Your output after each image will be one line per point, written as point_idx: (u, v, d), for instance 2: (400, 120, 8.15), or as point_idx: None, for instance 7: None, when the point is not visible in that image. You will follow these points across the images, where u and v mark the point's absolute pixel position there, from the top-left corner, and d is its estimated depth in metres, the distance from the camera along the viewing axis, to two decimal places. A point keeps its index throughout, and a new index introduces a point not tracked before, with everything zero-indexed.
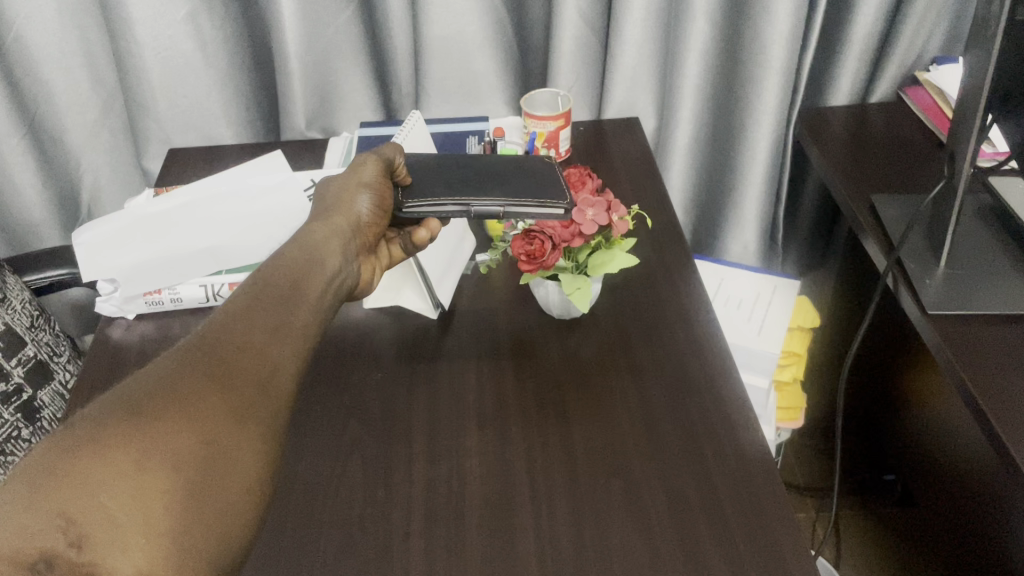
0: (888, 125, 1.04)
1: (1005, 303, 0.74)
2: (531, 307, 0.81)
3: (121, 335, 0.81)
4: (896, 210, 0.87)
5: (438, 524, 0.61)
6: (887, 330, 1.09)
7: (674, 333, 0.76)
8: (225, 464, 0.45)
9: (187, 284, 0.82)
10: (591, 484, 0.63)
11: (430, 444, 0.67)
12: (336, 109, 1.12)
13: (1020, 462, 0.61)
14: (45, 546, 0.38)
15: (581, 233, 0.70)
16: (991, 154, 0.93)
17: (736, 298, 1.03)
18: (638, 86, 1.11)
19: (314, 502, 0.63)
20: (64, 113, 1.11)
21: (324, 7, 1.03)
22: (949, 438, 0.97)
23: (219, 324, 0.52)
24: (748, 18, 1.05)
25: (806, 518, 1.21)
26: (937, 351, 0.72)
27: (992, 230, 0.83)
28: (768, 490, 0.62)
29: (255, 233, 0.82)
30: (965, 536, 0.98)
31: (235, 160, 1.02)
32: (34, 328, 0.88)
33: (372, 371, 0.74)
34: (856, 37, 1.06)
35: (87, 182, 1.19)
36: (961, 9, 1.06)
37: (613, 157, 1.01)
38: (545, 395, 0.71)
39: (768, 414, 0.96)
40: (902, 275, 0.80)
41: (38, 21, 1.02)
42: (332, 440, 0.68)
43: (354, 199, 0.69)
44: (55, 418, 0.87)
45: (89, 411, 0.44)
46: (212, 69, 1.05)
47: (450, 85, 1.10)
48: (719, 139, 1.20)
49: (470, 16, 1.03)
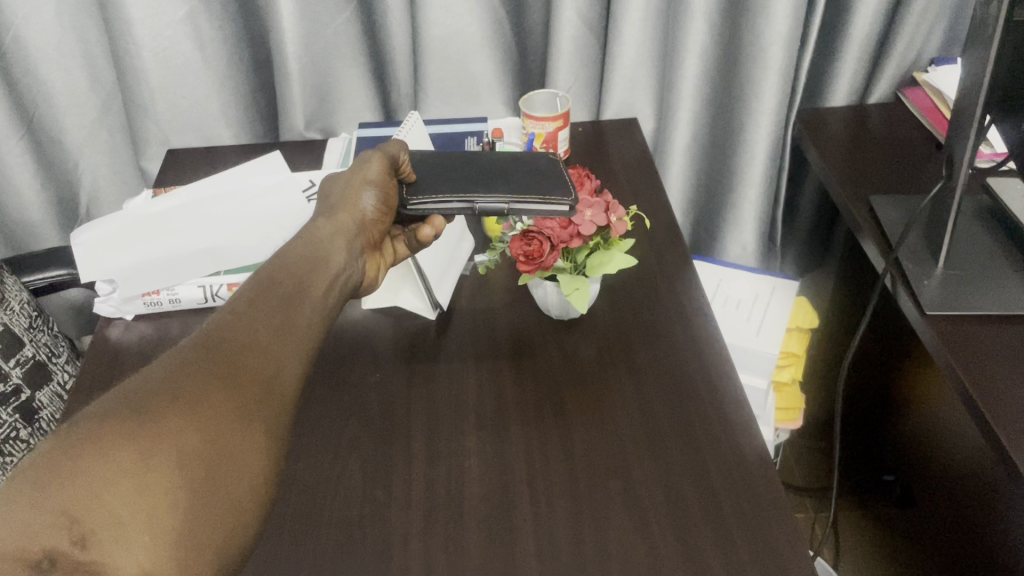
0: (887, 126, 1.04)
1: (1004, 304, 0.74)
2: (531, 307, 0.81)
3: (119, 336, 0.81)
4: (895, 211, 0.87)
5: (437, 524, 0.61)
6: (885, 331, 1.09)
7: (673, 334, 0.76)
8: (229, 463, 0.45)
9: (186, 284, 0.81)
10: (590, 485, 0.63)
11: (429, 444, 0.67)
12: (335, 110, 1.12)
13: (1017, 462, 0.61)
14: (49, 544, 0.39)
15: (579, 233, 0.70)
16: (990, 155, 0.93)
17: (735, 298, 1.03)
18: (637, 87, 1.11)
19: (313, 503, 0.63)
20: (63, 114, 1.11)
21: (323, 8, 1.03)
22: (948, 438, 0.98)
23: (223, 322, 0.51)
24: (747, 19, 1.05)
25: (804, 519, 1.22)
26: (935, 351, 0.72)
27: (991, 231, 0.83)
28: (767, 490, 0.62)
29: (253, 234, 0.83)
30: (963, 536, 0.98)
31: (234, 160, 1.02)
32: (33, 328, 0.88)
33: (371, 372, 0.74)
34: (854, 38, 1.06)
35: (86, 183, 1.18)
36: (959, 11, 1.07)
37: (612, 158, 1.01)
38: (545, 395, 0.71)
39: (767, 415, 0.96)
40: (900, 275, 0.80)
41: (36, 21, 1.02)
42: (330, 440, 0.68)
43: (360, 196, 0.69)
44: (53, 419, 0.87)
45: (93, 408, 0.44)
46: (211, 69, 1.05)
47: (449, 86, 1.10)
48: (718, 139, 1.20)
49: (469, 16, 1.03)
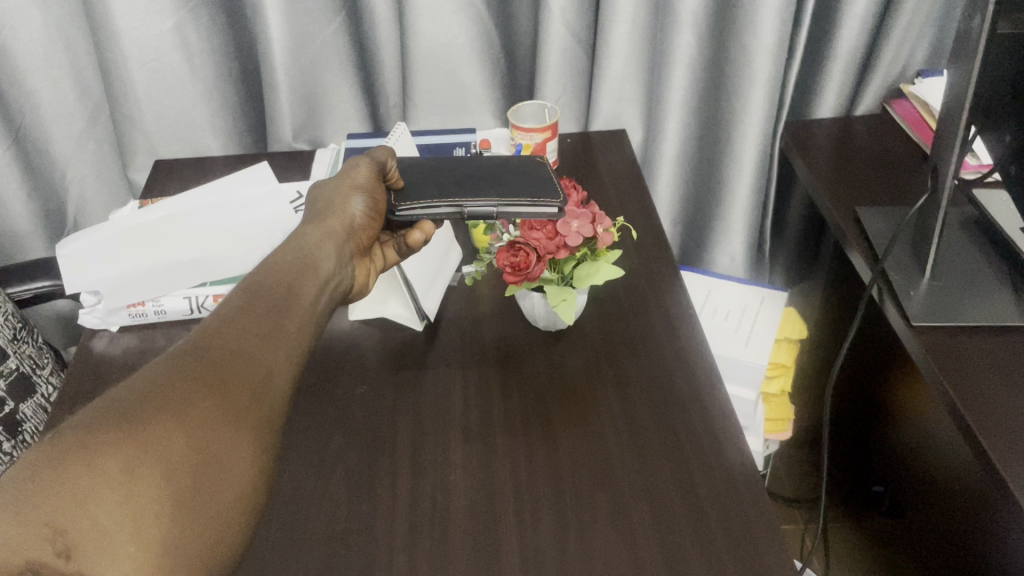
0: (874, 137, 1.05)
1: (989, 316, 0.74)
2: (518, 319, 0.81)
3: (104, 347, 0.79)
4: (881, 221, 0.87)
5: (421, 535, 0.60)
6: (874, 342, 1.09)
7: (660, 344, 0.76)
8: (217, 471, 0.45)
9: (171, 296, 0.80)
10: (574, 498, 0.63)
11: (415, 455, 0.67)
12: (324, 121, 1.13)
13: (1004, 472, 0.61)
14: (32, 557, 0.38)
15: (566, 244, 0.70)
16: (975, 166, 0.94)
17: (723, 309, 1.03)
18: (625, 98, 1.12)
19: (297, 516, 0.62)
20: (50, 124, 1.11)
21: (312, 19, 1.03)
22: (937, 451, 0.97)
23: (211, 330, 0.51)
24: (733, 31, 1.06)
25: (793, 530, 1.21)
26: (923, 363, 0.72)
27: (976, 242, 0.83)
28: (752, 501, 0.62)
29: (240, 245, 0.82)
30: (952, 550, 0.98)
31: (221, 171, 1.02)
32: (17, 340, 0.87)
33: (356, 384, 0.74)
34: (841, 50, 1.07)
35: (74, 194, 1.18)
36: (944, 23, 1.08)
37: (600, 169, 1.01)
38: (531, 408, 0.71)
39: (756, 425, 0.98)
40: (886, 286, 0.80)
41: (24, 32, 1.02)
42: (316, 451, 0.67)
43: (348, 201, 0.69)
44: (37, 430, 0.86)
45: (77, 418, 0.44)
46: (198, 80, 1.05)
47: (438, 97, 1.10)
48: (706, 151, 1.20)
49: (457, 27, 1.04)
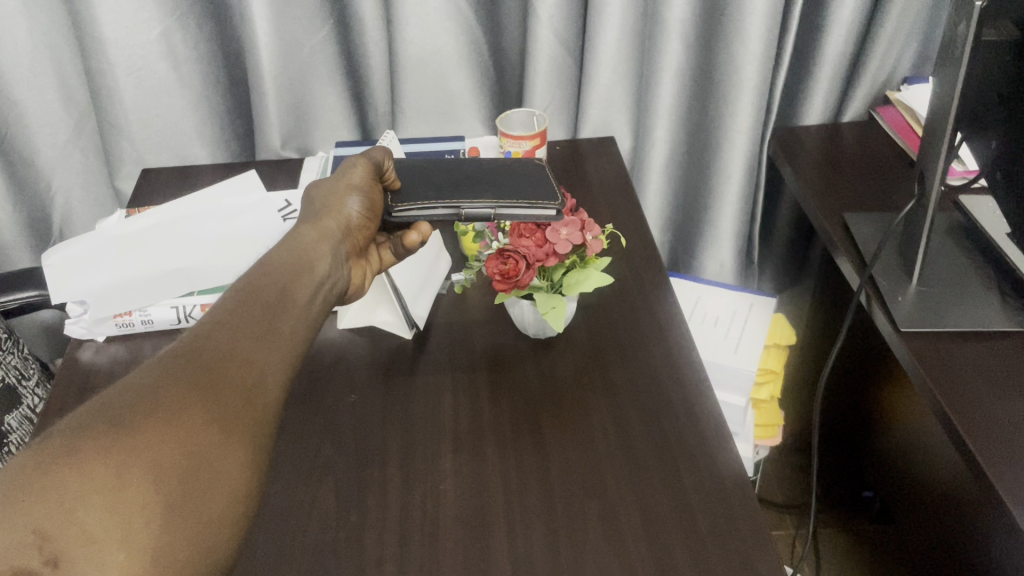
0: (861, 143, 1.06)
1: (976, 321, 0.75)
2: (508, 326, 0.81)
3: (91, 357, 0.78)
4: (869, 227, 0.88)
5: (413, 545, 0.60)
6: (863, 346, 1.09)
7: (651, 351, 0.76)
8: (209, 475, 0.44)
9: (158, 305, 0.79)
10: (567, 506, 0.62)
11: (405, 466, 0.66)
12: (312, 128, 1.12)
13: (992, 477, 0.61)
14: (19, 563, 0.38)
15: (555, 252, 0.69)
16: (962, 172, 0.95)
17: (713, 315, 1.03)
18: (614, 105, 1.12)
19: (286, 527, 0.61)
20: (36, 134, 1.10)
21: (301, 28, 1.03)
22: (926, 454, 0.98)
23: (203, 332, 0.50)
24: (722, 37, 1.06)
25: (783, 536, 1.21)
26: (912, 370, 0.73)
27: (962, 247, 0.84)
28: (743, 508, 0.62)
29: (228, 254, 0.82)
30: (941, 553, 0.98)
31: (209, 179, 1.02)
32: (2, 351, 0.86)
33: (346, 393, 0.73)
34: (828, 57, 1.08)
35: (59, 202, 1.17)
36: (930, 29, 1.09)
37: (590, 177, 1.02)
38: (522, 415, 0.71)
39: (745, 432, 0.97)
40: (875, 293, 0.80)
41: (9, 41, 1.02)
42: (304, 461, 0.67)
43: (344, 201, 0.69)
44: (22, 442, 0.85)
45: (67, 421, 0.44)
46: (186, 88, 1.05)
47: (426, 104, 1.10)
48: (695, 156, 1.21)
49: (445, 36, 1.04)
